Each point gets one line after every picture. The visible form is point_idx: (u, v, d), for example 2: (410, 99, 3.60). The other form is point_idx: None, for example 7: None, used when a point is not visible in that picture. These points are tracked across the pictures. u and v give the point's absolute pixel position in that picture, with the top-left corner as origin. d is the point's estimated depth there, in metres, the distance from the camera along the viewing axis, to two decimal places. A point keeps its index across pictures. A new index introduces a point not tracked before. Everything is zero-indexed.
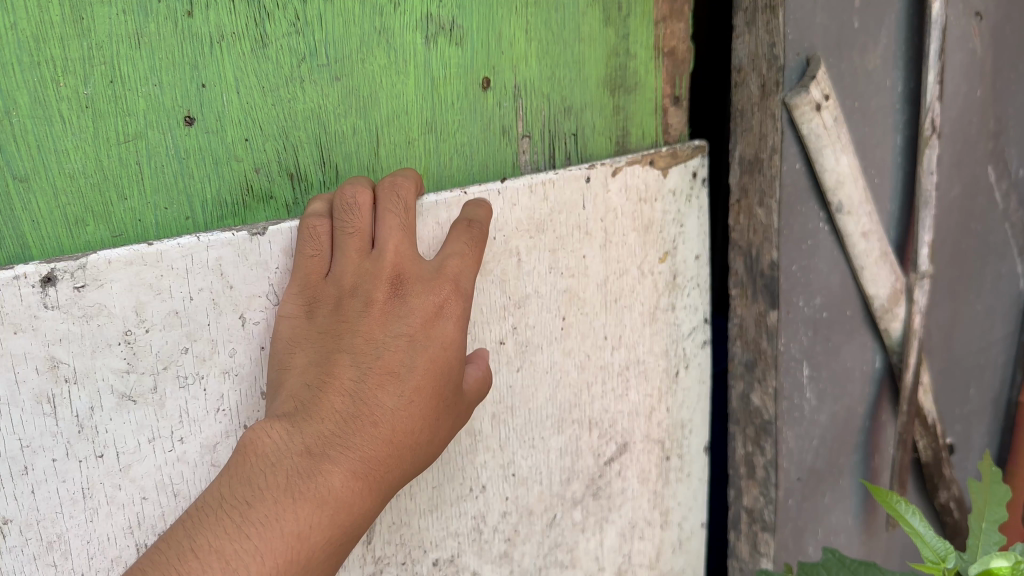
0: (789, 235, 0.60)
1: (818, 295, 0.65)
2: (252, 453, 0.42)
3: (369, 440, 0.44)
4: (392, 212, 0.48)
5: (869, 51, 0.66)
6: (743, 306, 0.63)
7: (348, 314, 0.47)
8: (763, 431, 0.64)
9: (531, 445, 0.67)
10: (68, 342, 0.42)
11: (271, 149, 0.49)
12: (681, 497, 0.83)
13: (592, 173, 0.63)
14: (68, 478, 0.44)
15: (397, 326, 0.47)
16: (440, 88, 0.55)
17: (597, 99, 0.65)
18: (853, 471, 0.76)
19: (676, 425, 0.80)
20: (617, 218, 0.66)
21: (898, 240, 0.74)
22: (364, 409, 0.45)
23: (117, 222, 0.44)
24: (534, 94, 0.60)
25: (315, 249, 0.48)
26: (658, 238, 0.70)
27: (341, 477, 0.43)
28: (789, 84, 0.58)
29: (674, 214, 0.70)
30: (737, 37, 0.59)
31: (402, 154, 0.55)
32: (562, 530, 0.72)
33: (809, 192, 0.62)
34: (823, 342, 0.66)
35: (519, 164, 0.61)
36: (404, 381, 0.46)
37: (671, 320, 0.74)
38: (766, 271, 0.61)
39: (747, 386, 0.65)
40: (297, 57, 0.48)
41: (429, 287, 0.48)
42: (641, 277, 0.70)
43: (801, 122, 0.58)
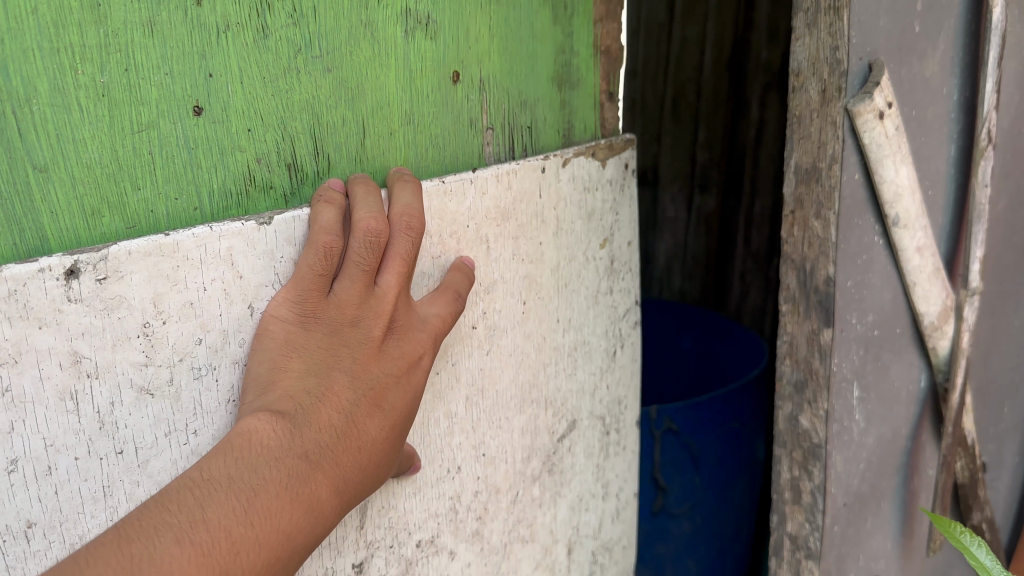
0: (845, 251, 0.57)
1: (870, 312, 0.62)
2: (260, 443, 0.38)
3: (353, 462, 0.41)
4: (400, 261, 0.45)
5: (927, 57, 0.62)
6: (794, 323, 0.60)
7: (347, 339, 0.43)
8: (811, 455, 0.61)
9: (498, 425, 0.62)
10: (91, 336, 0.36)
11: (272, 140, 0.44)
12: (618, 469, 0.80)
13: (547, 164, 0.61)
14: (90, 477, 0.37)
15: (388, 364, 0.44)
16: (418, 80, 0.52)
17: (547, 93, 0.64)
18: (894, 494, 0.73)
19: (614, 401, 0.78)
20: (566, 207, 0.65)
21: (948, 251, 0.70)
22: (353, 431, 0.41)
23: (133, 212, 0.39)
24: (496, 87, 0.58)
25: (322, 269, 0.42)
26: (599, 225, 0.69)
27: (330, 491, 0.39)
28: (851, 90, 0.54)
29: (611, 204, 0.70)
30: (796, 38, 0.56)
31: (384, 146, 0.51)
32: (523, 507, 0.67)
33: (866, 205, 0.59)
34: (873, 361, 0.64)
35: (484, 156, 0.58)
36: (385, 418, 0.44)
37: (610, 303, 0.73)
38: (821, 286, 0.58)
39: (795, 408, 0.61)
40: (292, 48, 0.44)
41: (416, 339, 0.46)
42: (585, 263, 0.69)
43: (863, 131, 0.54)
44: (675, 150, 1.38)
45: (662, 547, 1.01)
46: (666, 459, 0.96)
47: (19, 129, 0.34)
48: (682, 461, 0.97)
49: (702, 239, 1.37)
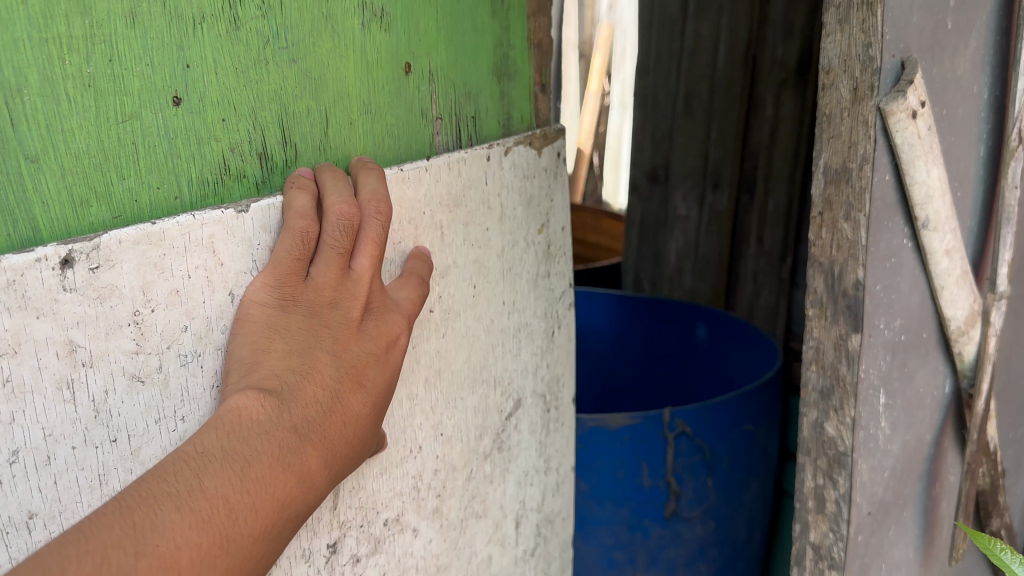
0: (875, 253, 0.56)
1: (898, 317, 0.60)
2: (250, 419, 0.39)
3: (340, 434, 0.42)
4: (373, 244, 0.46)
5: (959, 54, 0.60)
6: (821, 327, 0.58)
7: (327, 320, 0.44)
8: (837, 463, 0.59)
9: (455, 405, 0.62)
10: (86, 325, 0.37)
11: (245, 129, 0.44)
12: (559, 445, 0.77)
13: (491, 152, 0.60)
14: (87, 466, 0.38)
15: (367, 342, 0.45)
16: (374, 72, 0.51)
17: (489, 85, 0.62)
18: (916, 502, 0.71)
19: (553, 380, 0.75)
20: (508, 194, 0.63)
21: (975, 254, 0.68)
22: (337, 406, 0.43)
23: (119, 204, 0.39)
24: (445, 79, 0.58)
25: (301, 253, 0.43)
26: (538, 212, 0.68)
27: (319, 461, 0.41)
28: (884, 88, 0.53)
29: (547, 190, 0.69)
30: (826, 35, 0.54)
31: (345, 136, 0.50)
32: (477, 483, 0.67)
33: (896, 207, 0.57)
34: (899, 367, 0.62)
35: (435, 145, 0.58)
36: (367, 395, 0.45)
37: (549, 287, 0.72)
38: (850, 290, 0.56)
39: (821, 415, 0.60)
40: (261, 38, 0.44)
41: (392, 319, 0.47)
42: (526, 249, 0.67)
43: (896, 131, 0.53)
44: (686, 149, 1.35)
45: (673, 553, 0.99)
46: (681, 461, 0.95)
47: (9, 120, 0.35)
48: (696, 464, 0.96)
49: (715, 238, 1.34)
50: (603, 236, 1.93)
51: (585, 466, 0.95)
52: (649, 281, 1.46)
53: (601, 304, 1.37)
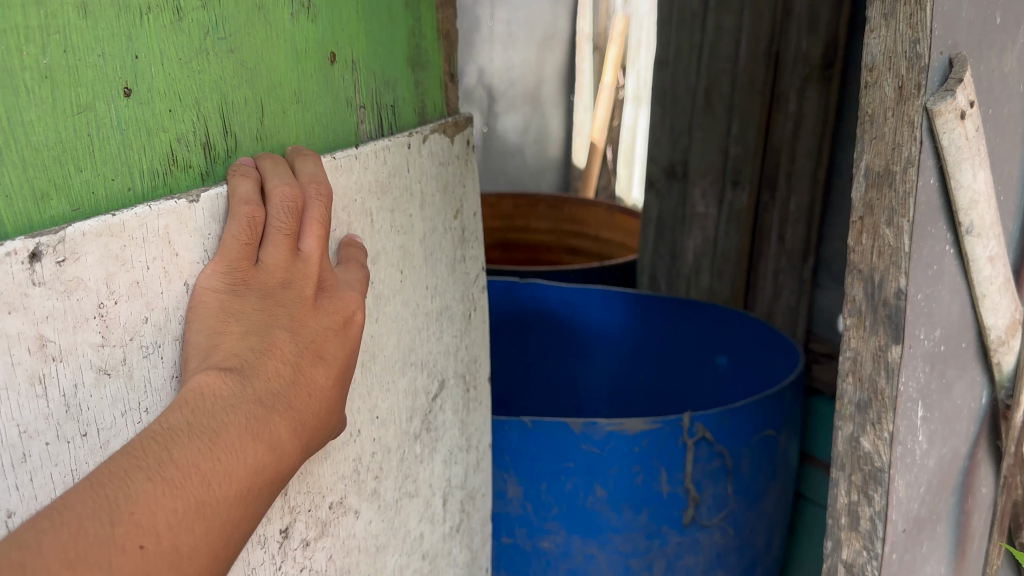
0: (918, 260, 0.53)
1: (939, 326, 0.57)
2: (213, 394, 0.40)
3: (306, 405, 0.44)
4: (317, 225, 0.49)
5: (1006, 52, 0.58)
6: (859, 337, 0.55)
7: (283, 300, 0.46)
8: (873, 479, 0.57)
9: (388, 387, 0.64)
10: (55, 319, 0.38)
11: (190, 120, 0.46)
12: (477, 424, 0.82)
13: (411, 139, 0.66)
14: (60, 461, 0.39)
15: (323, 318, 0.48)
16: (303, 62, 0.55)
17: (403, 75, 0.67)
18: (949, 516, 0.68)
19: (471, 362, 0.80)
20: (427, 181, 0.69)
21: (1015, 260, 0.66)
22: (300, 379, 0.44)
23: (78, 196, 0.40)
24: (364, 69, 0.62)
25: (248, 238, 0.46)
26: (451, 198, 0.73)
27: (288, 429, 0.42)
28: (931, 87, 0.50)
29: (458, 176, 0.75)
30: (870, 30, 0.50)
31: (279, 126, 0.53)
32: (409, 463, 0.69)
33: (940, 211, 0.54)
34: (938, 378, 0.59)
35: (359, 133, 0.62)
36: (329, 368, 0.47)
37: (464, 270, 0.77)
38: (890, 300, 0.53)
39: (857, 429, 0.57)
40: (202, 29, 0.46)
41: (345, 296, 0.50)
42: (444, 233, 0.73)
43: (943, 132, 0.50)
44: (705, 145, 1.33)
45: (689, 561, 0.97)
46: (701, 467, 0.92)
47: None
48: (716, 471, 0.93)
49: (734, 236, 1.31)
50: (616, 233, 1.90)
51: (599, 470, 0.91)
52: (666, 279, 1.43)
53: (621, 305, 1.36)
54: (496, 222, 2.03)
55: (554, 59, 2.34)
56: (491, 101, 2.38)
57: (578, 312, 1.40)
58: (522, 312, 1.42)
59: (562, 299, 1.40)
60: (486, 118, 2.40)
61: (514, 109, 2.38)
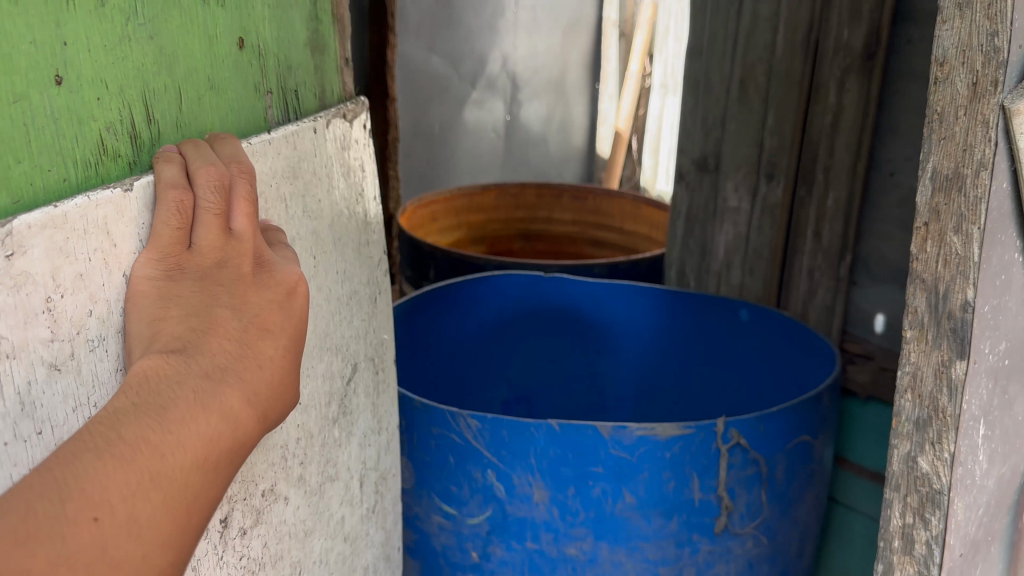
0: (987, 270, 0.51)
1: (1004, 339, 0.54)
2: (158, 374, 0.45)
3: (257, 374, 0.49)
4: (245, 201, 0.53)
5: None
6: (920, 352, 0.54)
7: (223, 279, 0.51)
8: (931, 502, 0.55)
9: (308, 375, 0.65)
10: (6, 315, 0.41)
11: (116, 108, 0.49)
12: (388, 406, 0.81)
13: (316, 124, 0.66)
14: (19, 462, 0.43)
15: (265, 292, 0.52)
16: (216, 47, 0.57)
17: (305, 60, 0.67)
18: (1004, 537, 0.64)
19: (379, 345, 0.79)
20: (331, 165, 0.68)
21: None
22: (248, 352, 0.49)
23: (17, 185, 0.43)
24: (273, 54, 0.63)
25: (179, 223, 0.50)
26: (354, 181, 0.72)
27: (239, 398, 0.47)
28: (1008, 82, 0.49)
29: (361, 158, 0.74)
30: (944, 22, 0.50)
31: (197, 113, 0.56)
32: (329, 446, 0.71)
33: (1010, 218, 0.53)
34: (1001, 395, 0.56)
35: (268, 119, 0.63)
36: (277, 338, 0.52)
37: (369, 254, 0.75)
38: (956, 311, 0.52)
39: (914, 448, 0.55)
40: (123, 16, 0.49)
41: (288, 268, 0.54)
42: (348, 217, 0.71)
43: (1018, 134, 0.49)
44: (739, 136, 1.27)
45: (720, 570, 0.94)
46: (734, 474, 0.90)
47: None
48: (750, 477, 0.92)
49: (768, 231, 1.26)
50: (641, 223, 1.88)
51: (631, 476, 0.88)
52: (695, 274, 1.39)
53: (649, 302, 1.34)
54: (519, 211, 1.98)
55: (580, 47, 2.30)
56: (514, 89, 2.20)
57: (604, 309, 1.37)
58: (547, 307, 1.39)
59: (589, 295, 1.37)
60: (507, 107, 2.20)
61: (536, 98, 2.25)
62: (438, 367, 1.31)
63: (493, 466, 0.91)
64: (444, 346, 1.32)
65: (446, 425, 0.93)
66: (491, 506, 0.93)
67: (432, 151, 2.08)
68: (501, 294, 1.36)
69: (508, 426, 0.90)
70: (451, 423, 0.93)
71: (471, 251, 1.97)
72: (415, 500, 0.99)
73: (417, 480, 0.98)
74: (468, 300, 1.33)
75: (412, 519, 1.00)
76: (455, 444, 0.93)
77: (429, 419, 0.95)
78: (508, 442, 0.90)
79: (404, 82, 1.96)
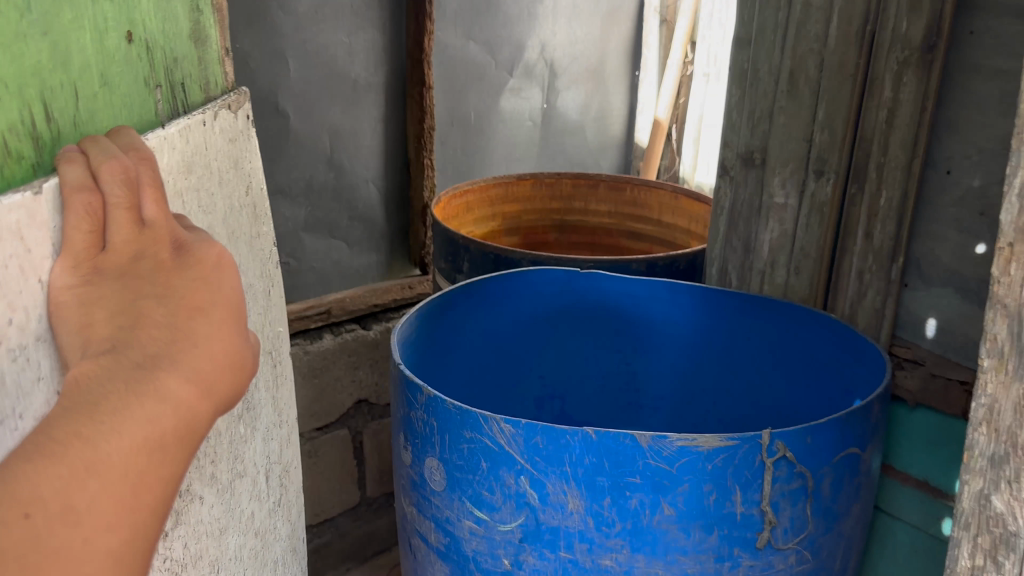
0: None
1: None
2: (87, 377, 0.51)
3: (192, 354, 0.56)
4: (153, 188, 0.60)
5: None
6: (999, 382, 0.51)
7: (141, 272, 0.58)
8: (1005, 544, 0.52)
9: None
10: None
11: (17, 109, 0.54)
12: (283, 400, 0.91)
13: (205, 117, 0.73)
14: None
15: (187, 275, 0.59)
16: (104, 42, 0.62)
17: (190, 50, 0.74)
18: None
19: (275, 338, 0.88)
20: (219, 157, 0.75)
21: None
22: (180, 337, 0.56)
23: None
24: (161, 49, 0.70)
25: (91, 226, 0.57)
26: (241, 175, 0.80)
27: (176, 380, 0.54)
28: None
29: (247, 150, 0.81)
30: None
31: (92, 109, 0.62)
32: (232, 440, 0.77)
33: None
34: None
35: (157, 112, 0.70)
36: (208, 316, 0.59)
37: (259, 244, 0.84)
38: None
39: (989, 485, 0.53)
40: (16, 12, 0.53)
41: (207, 246, 0.62)
42: (237, 206, 0.79)
43: None
44: (787, 130, 1.22)
45: None
46: (779, 487, 0.87)
47: None
48: (796, 491, 0.88)
49: (816, 230, 1.21)
50: (680, 216, 1.82)
51: (670, 487, 0.85)
52: (737, 272, 1.34)
53: (689, 301, 1.30)
54: (553, 202, 1.94)
55: (619, 35, 2.25)
56: (552, 76, 2.16)
57: (640, 306, 1.33)
58: (582, 303, 1.35)
59: (626, 292, 1.33)
60: (546, 95, 2.16)
61: (575, 86, 2.21)
62: (471, 364, 1.29)
63: (526, 473, 0.89)
64: (477, 344, 1.29)
65: (478, 429, 0.91)
66: (525, 513, 0.90)
67: (468, 140, 2.04)
68: (536, 290, 1.32)
69: (543, 432, 0.87)
70: (483, 427, 0.90)
71: (505, 241, 1.94)
72: (446, 503, 0.97)
73: (448, 483, 0.96)
74: (502, 296, 1.29)
75: (442, 522, 0.98)
76: (487, 449, 0.90)
77: (460, 421, 0.92)
78: (543, 449, 0.87)
79: (441, 71, 1.92)
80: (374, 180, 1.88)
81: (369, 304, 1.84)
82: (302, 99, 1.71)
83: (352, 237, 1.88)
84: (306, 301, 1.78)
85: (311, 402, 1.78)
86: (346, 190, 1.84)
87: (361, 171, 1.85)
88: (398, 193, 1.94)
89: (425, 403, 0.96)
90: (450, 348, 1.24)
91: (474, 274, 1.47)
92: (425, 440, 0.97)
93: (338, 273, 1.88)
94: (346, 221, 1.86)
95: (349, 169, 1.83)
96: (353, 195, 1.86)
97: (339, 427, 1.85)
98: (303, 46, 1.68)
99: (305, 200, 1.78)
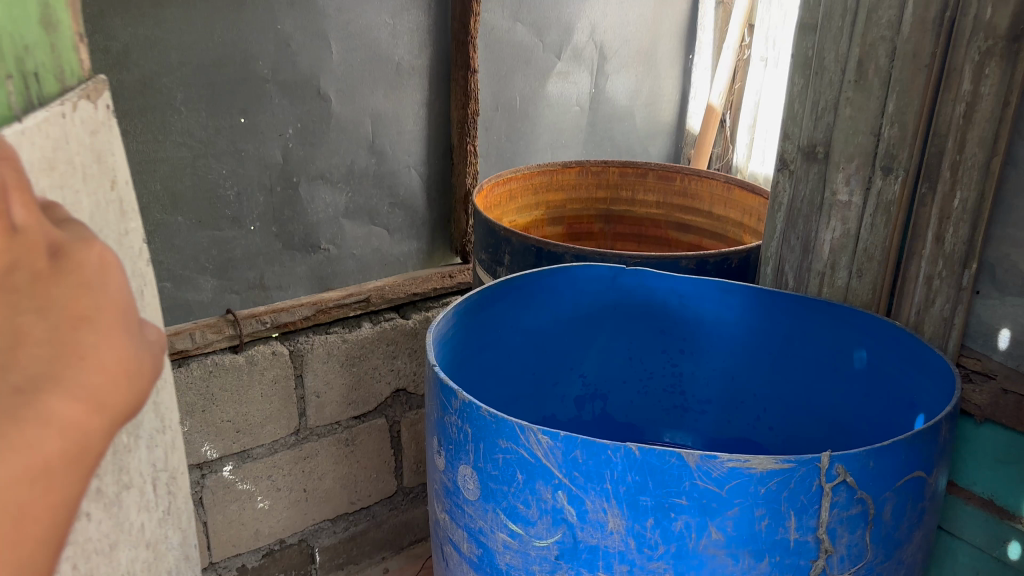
0: None
1: None
2: None
3: (83, 369, 0.44)
4: (19, 190, 0.48)
5: None
6: None
7: (16, 285, 0.46)
8: None
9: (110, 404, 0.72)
10: None
11: None
12: None
13: (62, 104, 0.61)
14: None
15: (62, 281, 0.47)
16: None
17: (40, 37, 0.61)
18: None
19: None
20: (80, 152, 0.63)
21: None
22: (62, 351, 0.44)
23: None
24: (10, 35, 0.57)
25: None
26: (104, 169, 0.67)
27: (65, 402, 0.43)
28: None
29: (111, 144, 0.69)
30: None
31: None
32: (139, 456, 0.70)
33: None
34: None
35: (9, 103, 0.56)
36: (97, 322, 0.47)
37: (132, 248, 0.71)
38: None
39: None
40: None
41: (82, 247, 0.50)
42: (108, 207, 0.67)
43: None
44: (852, 125, 1.13)
45: None
46: (837, 513, 0.81)
47: None
48: (855, 517, 0.82)
49: (881, 233, 1.13)
50: (733, 208, 1.75)
51: (718, 511, 0.80)
52: (794, 273, 1.27)
53: (740, 302, 1.23)
54: (599, 191, 1.88)
55: (672, 16, 2.16)
56: (602, 59, 2.09)
57: (689, 306, 1.27)
58: (627, 300, 1.29)
59: (674, 291, 1.26)
60: (595, 78, 2.09)
61: (625, 70, 2.14)
62: (508, 362, 1.25)
63: (564, 488, 0.84)
64: (515, 341, 1.25)
65: (514, 439, 0.86)
66: (561, 530, 0.86)
67: (514, 125, 1.99)
68: (578, 286, 1.27)
69: (582, 447, 0.82)
70: (520, 438, 0.86)
71: (549, 230, 1.90)
72: (478, 513, 0.93)
73: (482, 493, 0.91)
74: (542, 293, 1.24)
75: (474, 532, 0.94)
76: (524, 461, 0.86)
77: (496, 430, 0.88)
78: (582, 465, 0.83)
79: (487, 53, 1.87)
80: (416, 166, 1.84)
81: (408, 294, 1.80)
82: (344, 82, 1.68)
83: (393, 224, 1.85)
84: (345, 290, 1.75)
85: (348, 390, 1.76)
86: (387, 176, 1.80)
87: (403, 157, 1.81)
88: (441, 179, 1.90)
89: (459, 408, 0.92)
90: (487, 346, 1.21)
91: (514, 267, 1.43)
92: (459, 446, 0.93)
93: (378, 260, 1.85)
94: (387, 208, 1.83)
95: (391, 155, 1.79)
96: (395, 181, 1.82)
97: (377, 415, 1.82)
98: (347, 28, 1.64)
99: (346, 185, 1.75)
